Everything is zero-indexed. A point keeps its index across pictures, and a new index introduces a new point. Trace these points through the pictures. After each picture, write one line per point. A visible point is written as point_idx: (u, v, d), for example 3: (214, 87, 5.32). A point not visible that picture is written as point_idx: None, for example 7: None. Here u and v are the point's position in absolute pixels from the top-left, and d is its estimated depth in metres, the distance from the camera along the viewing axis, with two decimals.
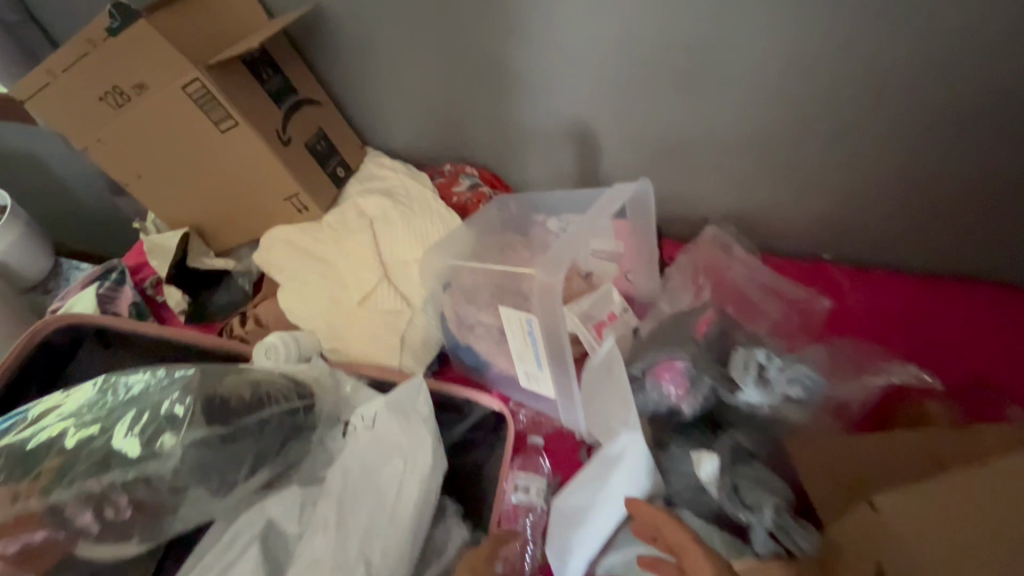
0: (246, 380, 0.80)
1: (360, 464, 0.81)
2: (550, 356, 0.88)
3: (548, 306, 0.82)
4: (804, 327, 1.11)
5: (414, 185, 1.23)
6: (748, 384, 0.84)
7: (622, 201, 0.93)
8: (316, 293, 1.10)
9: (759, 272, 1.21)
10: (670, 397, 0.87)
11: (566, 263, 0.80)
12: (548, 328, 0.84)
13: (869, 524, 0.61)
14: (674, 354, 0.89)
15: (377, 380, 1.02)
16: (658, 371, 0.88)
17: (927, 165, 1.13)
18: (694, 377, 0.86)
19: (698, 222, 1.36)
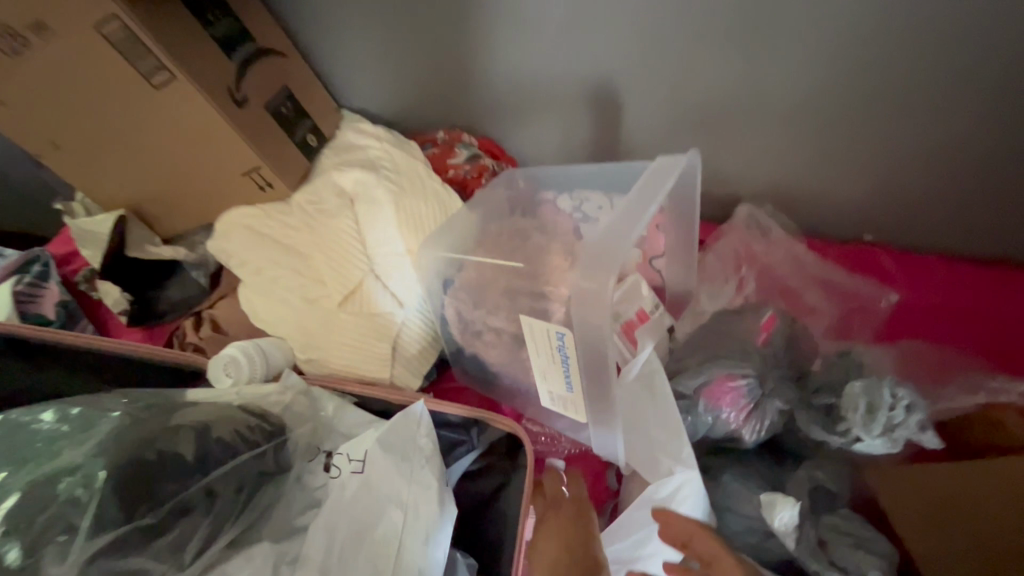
0: (188, 431, 0.61)
1: (347, 521, 0.64)
2: (585, 378, 0.72)
3: (590, 316, 0.67)
4: (860, 325, 0.96)
5: (403, 157, 1.03)
6: (874, 436, 0.63)
7: (664, 181, 0.76)
8: (285, 290, 0.90)
9: (806, 259, 1.04)
10: (729, 423, 0.70)
11: (618, 264, 0.65)
12: (588, 343, 0.69)
13: None
14: (736, 372, 0.70)
15: (365, 398, 0.83)
16: (713, 392, 0.70)
17: (1002, 134, 0.98)
18: (757, 399, 0.70)
19: (731, 201, 1.18)
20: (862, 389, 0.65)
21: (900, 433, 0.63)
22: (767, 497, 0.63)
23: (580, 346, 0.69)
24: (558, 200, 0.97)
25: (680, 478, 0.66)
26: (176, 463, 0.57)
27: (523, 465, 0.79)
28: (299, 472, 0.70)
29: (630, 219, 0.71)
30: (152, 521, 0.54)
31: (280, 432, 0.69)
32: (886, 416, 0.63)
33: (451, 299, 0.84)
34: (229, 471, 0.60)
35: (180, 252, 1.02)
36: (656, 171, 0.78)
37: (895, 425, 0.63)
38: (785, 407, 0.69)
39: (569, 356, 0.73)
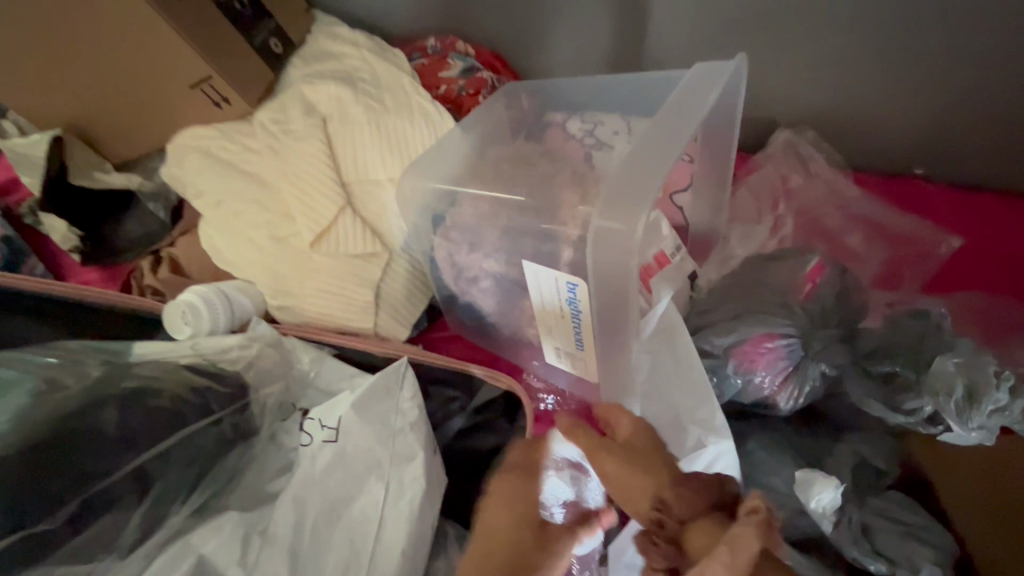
0: (121, 396, 0.53)
1: (323, 495, 0.57)
2: (601, 333, 0.61)
3: (612, 262, 0.55)
4: (911, 274, 0.83)
5: (385, 66, 0.87)
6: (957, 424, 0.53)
7: (707, 98, 0.62)
8: (252, 226, 0.78)
9: (849, 195, 0.91)
10: (762, 388, 0.61)
11: (650, 202, 0.53)
12: (605, 292, 0.57)
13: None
14: (775, 332, 0.59)
15: (346, 349, 0.74)
16: (745, 353, 0.60)
17: None
18: (797, 362, 0.60)
19: (767, 127, 1.03)
20: (961, 362, 0.54)
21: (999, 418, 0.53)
22: (802, 475, 0.54)
23: (595, 294, 0.58)
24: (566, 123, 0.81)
25: (711, 453, 0.57)
26: (101, 439, 0.50)
27: (523, 426, 0.71)
28: (272, 431, 0.63)
29: (668, 143, 0.57)
30: (65, 518, 0.46)
31: (242, 394, 0.61)
32: (989, 402, 0.52)
33: (441, 239, 0.72)
34: (173, 442, 0.53)
35: (135, 180, 0.88)
36: (694, 83, 0.64)
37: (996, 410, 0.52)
38: (832, 372, 0.59)
39: (581, 312, 0.63)
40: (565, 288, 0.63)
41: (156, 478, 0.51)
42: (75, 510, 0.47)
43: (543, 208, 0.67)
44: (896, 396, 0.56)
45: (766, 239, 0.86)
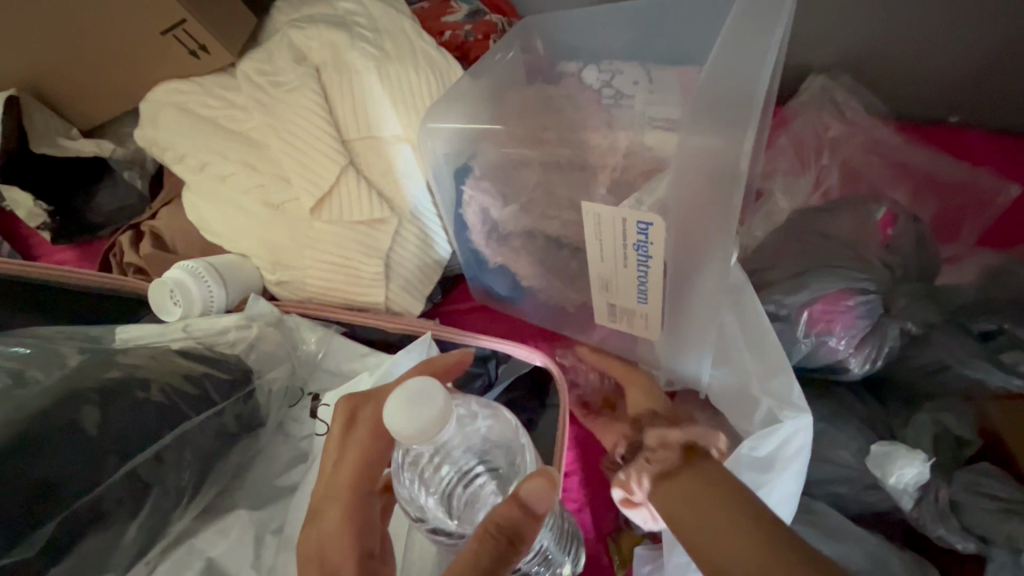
0: (101, 390, 0.46)
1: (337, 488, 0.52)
2: (674, 281, 0.54)
3: (699, 192, 0.48)
4: (958, 228, 0.78)
5: (382, 8, 0.77)
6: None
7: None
8: (244, 193, 0.69)
9: (890, 143, 0.84)
10: (836, 351, 0.55)
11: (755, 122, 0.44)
12: (686, 231, 0.50)
13: None
14: (855, 287, 0.53)
15: (355, 325, 0.67)
16: (820, 314, 0.54)
17: None
18: (873, 321, 0.54)
19: (799, 72, 0.95)
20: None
21: None
22: (881, 449, 0.50)
23: (673, 234, 0.51)
24: (582, 73, 0.68)
25: (790, 429, 0.50)
26: (80, 444, 0.42)
27: (553, 403, 0.66)
28: (280, 419, 0.58)
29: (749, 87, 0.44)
30: (42, 545, 0.39)
31: (245, 379, 0.54)
32: None
33: (473, 189, 0.64)
34: (169, 440, 0.46)
35: (105, 147, 0.79)
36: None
37: None
38: (916, 329, 0.54)
39: (649, 259, 0.54)
40: (635, 229, 0.53)
41: (150, 483, 0.45)
42: (54, 532, 0.40)
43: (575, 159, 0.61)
44: (1005, 360, 0.51)
45: (810, 194, 0.78)
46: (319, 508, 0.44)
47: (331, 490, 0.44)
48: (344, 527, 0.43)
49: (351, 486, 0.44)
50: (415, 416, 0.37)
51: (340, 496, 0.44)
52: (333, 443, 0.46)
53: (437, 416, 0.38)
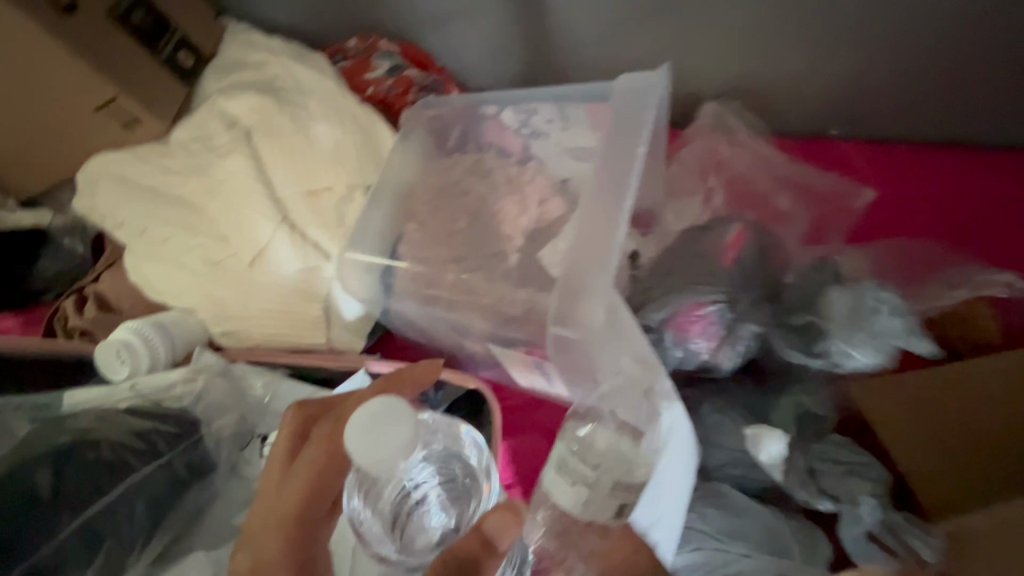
0: (54, 454, 0.50)
1: None
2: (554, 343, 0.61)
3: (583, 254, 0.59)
4: (834, 230, 0.90)
5: (305, 71, 0.84)
6: (857, 355, 0.62)
7: (645, 103, 0.64)
8: (184, 251, 0.74)
9: (773, 160, 0.96)
10: (699, 353, 0.65)
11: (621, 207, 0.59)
12: (569, 281, 0.59)
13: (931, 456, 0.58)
14: (704, 300, 0.64)
15: (301, 368, 0.73)
16: (680, 322, 0.65)
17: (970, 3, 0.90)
18: (727, 323, 0.64)
19: (693, 101, 1.07)
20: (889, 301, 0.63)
21: (883, 338, 0.61)
22: (753, 431, 0.59)
23: (557, 294, 0.59)
24: (502, 114, 0.80)
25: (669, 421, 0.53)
26: (36, 505, 0.47)
27: (489, 422, 0.72)
28: (232, 462, 0.62)
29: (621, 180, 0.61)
30: None
31: (192, 429, 0.58)
32: (866, 330, 0.61)
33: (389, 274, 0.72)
34: (122, 492, 0.51)
35: (44, 216, 0.82)
36: (627, 97, 0.66)
37: (876, 329, 0.61)
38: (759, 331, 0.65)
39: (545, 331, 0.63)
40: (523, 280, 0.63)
41: (103, 535, 0.49)
42: None
43: (491, 219, 0.73)
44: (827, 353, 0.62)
45: (706, 211, 0.87)
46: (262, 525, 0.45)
47: (276, 515, 0.44)
48: (288, 551, 0.43)
49: (297, 507, 0.44)
50: (382, 439, 0.40)
51: (284, 521, 0.44)
52: (284, 462, 0.47)
53: (401, 443, 0.41)
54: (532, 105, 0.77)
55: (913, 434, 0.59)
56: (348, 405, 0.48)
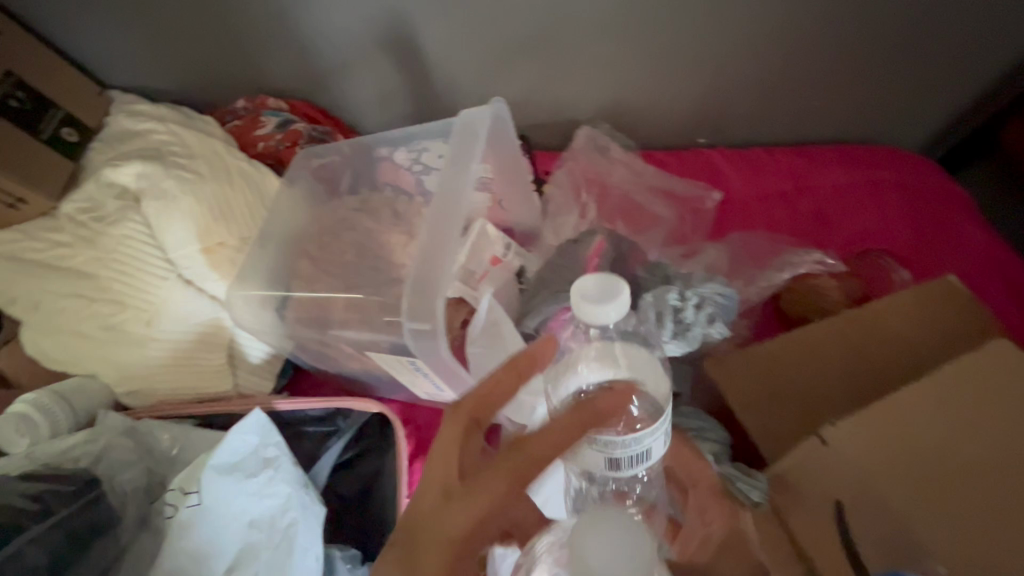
0: None
1: (180, 562, 0.59)
2: (419, 352, 0.64)
3: (432, 255, 0.63)
4: (698, 229, 1.03)
5: (192, 134, 0.89)
6: (667, 338, 0.67)
7: (481, 130, 0.71)
8: (82, 320, 0.76)
9: (643, 173, 1.09)
10: None
11: (462, 212, 0.65)
12: (421, 284, 0.62)
13: (770, 421, 0.66)
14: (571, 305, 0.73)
15: (210, 418, 0.76)
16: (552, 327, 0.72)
17: (779, 28, 1.08)
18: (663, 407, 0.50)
19: (570, 127, 1.19)
20: (710, 290, 0.71)
21: (692, 327, 0.68)
22: None
23: (410, 302, 0.62)
24: (394, 155, 0.87)
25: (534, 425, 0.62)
26: None
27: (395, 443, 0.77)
28: (141, 516, 0.65)
29: (454, 205, 0.66)
30: None
31: (91, 486, 0.61)
32: (670, 321, 0.67)
33: (285, 315, 0.76)
34: (15, 547, 0.53)
35: None
36: (466, 132, 0.71)
37: (686, 321, 0.68)
38: None
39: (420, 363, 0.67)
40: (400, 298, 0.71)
41: None
42: None
43: (377, 250, 0.78)
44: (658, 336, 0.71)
45: (583, 224, 0.98)
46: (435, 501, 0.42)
47: (448, 529, 0.40)
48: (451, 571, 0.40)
49: (474, 527, 0.40)
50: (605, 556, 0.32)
51: (458, 538, 0.40)
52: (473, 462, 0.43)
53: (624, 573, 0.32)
54: (422, 143, 0.83)
55: (748, 400, 0.68)
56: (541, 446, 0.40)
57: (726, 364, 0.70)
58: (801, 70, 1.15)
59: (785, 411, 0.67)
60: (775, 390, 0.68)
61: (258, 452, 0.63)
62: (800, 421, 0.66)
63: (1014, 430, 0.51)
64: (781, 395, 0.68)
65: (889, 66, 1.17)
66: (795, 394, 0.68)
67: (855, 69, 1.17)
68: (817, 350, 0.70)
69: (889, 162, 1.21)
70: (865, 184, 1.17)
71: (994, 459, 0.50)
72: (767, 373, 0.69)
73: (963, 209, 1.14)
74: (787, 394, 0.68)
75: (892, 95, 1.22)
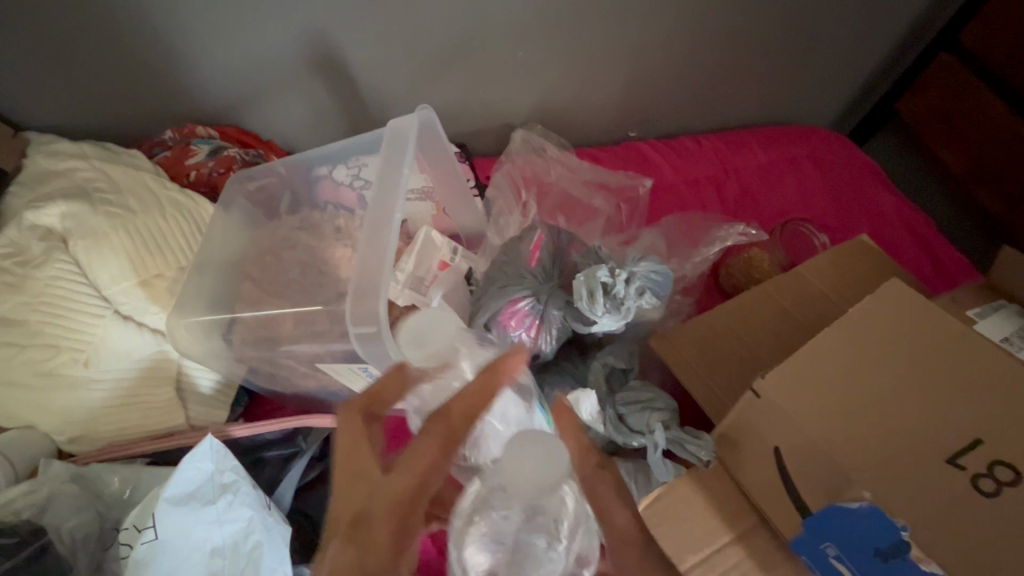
0: None
1: None
2: (369, 359, 0.65)
3: (369, 262, 0.64)
4: (634, 215, 1.08)
5: (117, 168, 0.87)
6: (601, 315, 0.72)
7: (406, 136, 0.73)
8: (11, 369, 0.72)
9: (580, 169, 1.13)
10: (524, 342, 0.75)
11: (395, 216, 0.66)
12: (361, 292, 0.63)
13: (714, 387, 0.70)
14: (518, 296, 0.75)
15: (163, 453, 0.75)
16: (501, 320, 0.74)
17: (690, 22, 1.15)
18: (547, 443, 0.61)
19: (506, 131, 1.23)
20: (644, 268, 0.74)
21: (624, 303, 0.71)
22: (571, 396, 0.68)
23: (352, 308, 0.62)
24: (334, 172, 0.90)
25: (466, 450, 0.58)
26: None
27: None
28: (95, 562, 0.63)
29: (387, 210, 0.67)
30: None
31: (37, 535, 0.61)
32: (601, 300, 0.71)
33: (234, 339, 0.76)
34: None
35: None
36: (393, 140, 0.73)
37: (619, 298, 0.71)
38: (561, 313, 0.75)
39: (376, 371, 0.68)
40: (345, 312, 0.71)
41: None
42: None
43: (322, 266, 0.78)
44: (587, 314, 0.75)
45: (526, 221, 1.01)
46: (375, 491, 0.38)
47: (383, 491, 0.38)
48: (401, 542, 0.37)
49: (416, 490, 0.38)
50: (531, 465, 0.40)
51: (397, 498, 0.38)
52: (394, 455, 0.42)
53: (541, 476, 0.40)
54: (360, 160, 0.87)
55: (693, 368, 0.72)
56: (463, 405, 0.41)
57: (671, 336, 0.75)
58: (716, 61, 1.23)
59: (729, 375, 0.71)
60: (717, 357, 0.72)
61: (215, 478, 0.62)
62: (739, 385, 0.70)
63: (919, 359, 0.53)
64: (721, 363, 0.72)
65: (792, 51, 1.26)
66: (733, 360, 0.72)
67: (764, 56, 1.26)
68: (749, 316, 0.75)
69: (804, 140, 1.31)
70: (785, 162, 1.25)
71: (907, 391, 0.52)
72: (708, 342, 0.73)
73: (873, 177, 1.24)
74: (726, 362, 0.72)
75: (799, 78, 1.32)
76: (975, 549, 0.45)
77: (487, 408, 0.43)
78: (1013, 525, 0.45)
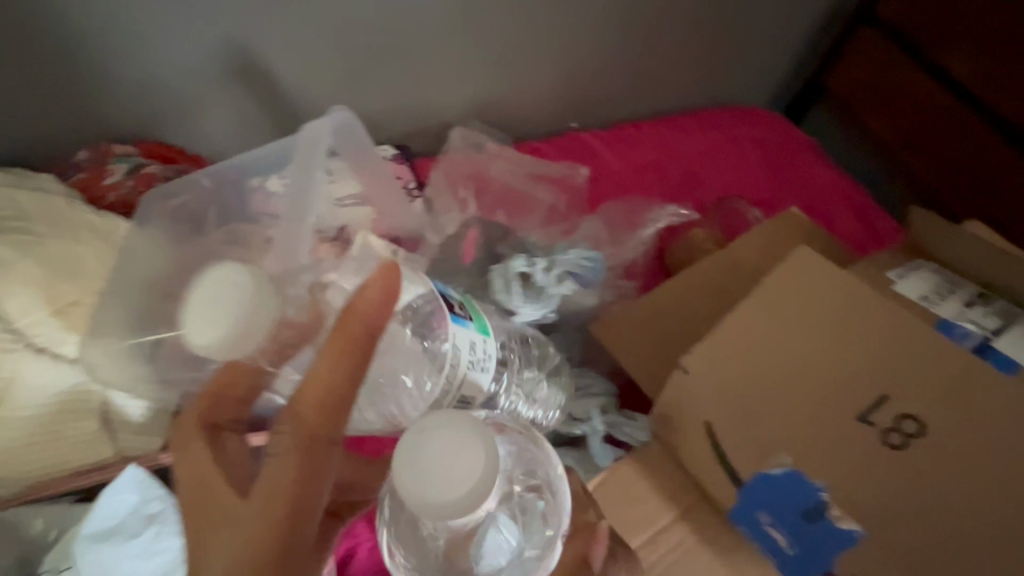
0: None
1: None
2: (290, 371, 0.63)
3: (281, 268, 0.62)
4: (575, 204, 1.08)
5: (23, 193, 0.81)
6: (520, 303, 0.73)
7: (320, 140, 0.72)
8: None
9: (519, 163, 1.12)
10: None
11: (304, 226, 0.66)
12: None
13: (655, 371, 0.70)
14: None
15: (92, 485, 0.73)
16: None
17: (615, 11, 1.16)
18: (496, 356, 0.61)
19: (443, 130, 1.21)
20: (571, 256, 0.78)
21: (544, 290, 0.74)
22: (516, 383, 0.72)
23: None
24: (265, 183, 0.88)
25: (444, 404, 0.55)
26: None
27: None
28: None
29: (296, 217, 0.68)
30: None
31: None
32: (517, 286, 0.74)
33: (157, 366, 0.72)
34: None
35: None
36: (305, 144, 0.72)
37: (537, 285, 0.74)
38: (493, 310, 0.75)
39: None
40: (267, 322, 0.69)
41: None
42: None
43: None
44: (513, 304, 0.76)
45: (465, 218, 1.00)
46: (246, 518, 0.44)
47: (261, 518, 0.43)
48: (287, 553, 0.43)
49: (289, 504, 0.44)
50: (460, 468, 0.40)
51: (273, 517, 0.43)
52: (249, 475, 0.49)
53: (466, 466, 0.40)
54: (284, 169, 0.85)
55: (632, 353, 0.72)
56: (308, 399, 0.44)
57: (611, 322, 0.75)
58: (645, 48, 1.24)
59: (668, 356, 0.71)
60: (656, 340, 0.72)
61: (139, 509, 0.62)
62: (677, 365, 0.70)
63: (819, 319, 0.54)
64: (660, 345, 0.72)
65: (718, 34, 1.28)
66: (672, 341, 0.72)
67: (692, 40, 1.27)
68: (687, 295, 0.75)
69: (736, 119, 1.33)
70: (722, 142, 1.27)
71: (811, 355, 0.54)
72: (646, 325, 0.73)
73: (803, 151, 1.28)
74: (665, 343, 0.72)
75: (729, 59, 1.34)
76: (883, 502, 0.48)
77: (340, 391, 0.46)
78: (916, 475, 0.47)
